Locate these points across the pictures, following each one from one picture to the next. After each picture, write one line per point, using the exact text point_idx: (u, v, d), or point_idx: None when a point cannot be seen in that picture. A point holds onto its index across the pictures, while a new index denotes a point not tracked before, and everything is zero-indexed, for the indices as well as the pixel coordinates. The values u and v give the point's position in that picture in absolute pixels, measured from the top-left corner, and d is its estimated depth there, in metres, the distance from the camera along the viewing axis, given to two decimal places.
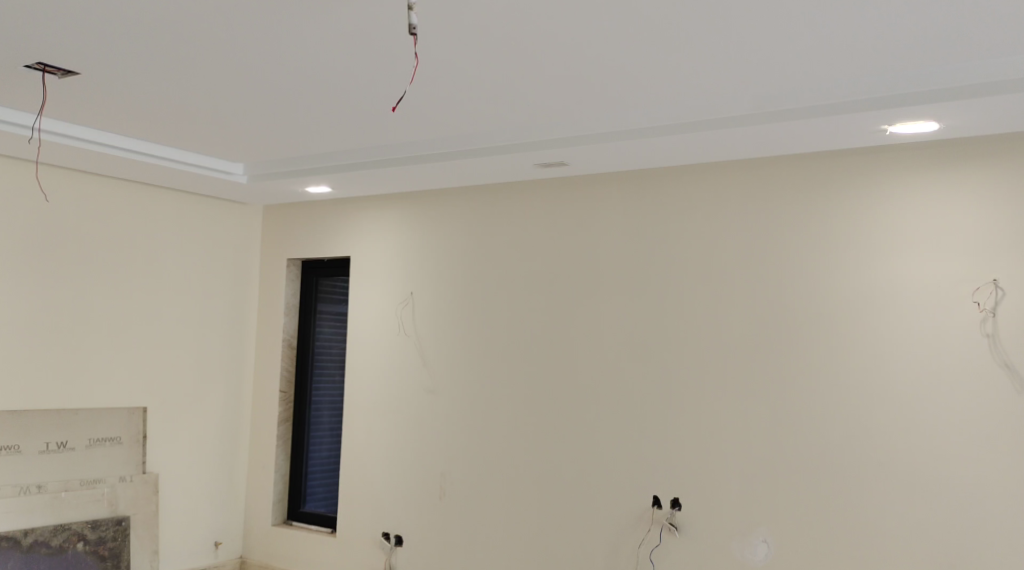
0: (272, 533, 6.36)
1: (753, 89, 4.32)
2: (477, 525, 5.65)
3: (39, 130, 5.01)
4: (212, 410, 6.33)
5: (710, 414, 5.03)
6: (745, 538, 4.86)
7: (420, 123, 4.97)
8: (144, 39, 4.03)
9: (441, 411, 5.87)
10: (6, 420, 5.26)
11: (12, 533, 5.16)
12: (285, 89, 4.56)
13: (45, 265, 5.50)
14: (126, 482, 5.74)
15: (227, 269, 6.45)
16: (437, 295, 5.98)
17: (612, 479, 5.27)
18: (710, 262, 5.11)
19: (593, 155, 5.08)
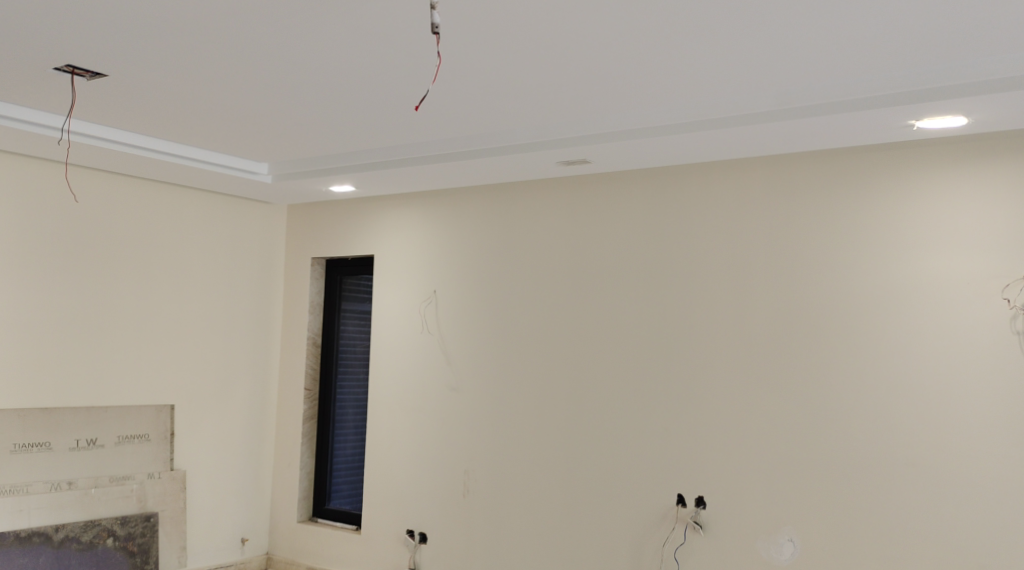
0: (295, 530, 5.55)
1: (783, 80, 3.48)
2: (491, 527, 4.79)
3: (69, 131, 4.25)
4: (239, 414, 5.54)
5: (750, 428, 4.14)
6: (771, 536, 4.05)
7: (386, 126, 4.17)
8: (59, 41, 3.32)
9: (426, 426, 5.09)
10: (32, 416, 4.60)
11: (44, 528, 4.55)
12: (214, 94, 3.81)
13: (61, 267, 4.78)
14: (155, 479, 5.04)
15: (252, 266, 5.66)
16: (412, 292, 5.25)
17: (635, 486, 4.39)
18: (749, 249, 4.21)
19: (621, 154, 4.19)
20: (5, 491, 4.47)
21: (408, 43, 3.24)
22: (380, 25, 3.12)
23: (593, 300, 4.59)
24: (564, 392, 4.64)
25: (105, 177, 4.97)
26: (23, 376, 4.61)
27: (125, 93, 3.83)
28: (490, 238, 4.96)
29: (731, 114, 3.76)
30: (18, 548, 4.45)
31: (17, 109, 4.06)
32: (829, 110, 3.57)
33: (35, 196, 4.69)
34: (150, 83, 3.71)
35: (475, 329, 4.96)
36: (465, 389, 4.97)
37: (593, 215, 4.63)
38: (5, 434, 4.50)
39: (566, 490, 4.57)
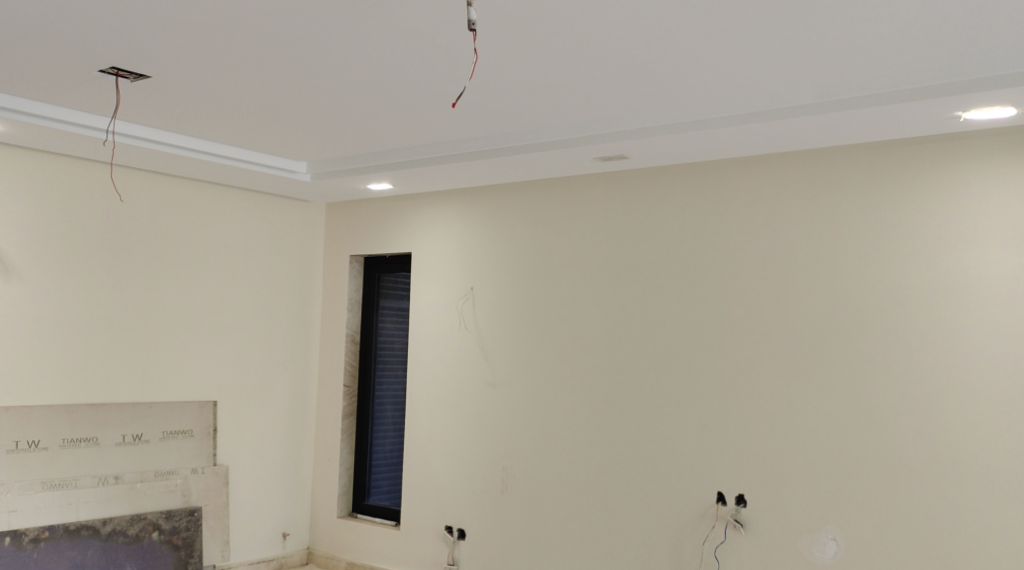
0: (335, 526, 5.60)
1: (822, 73, 3.45)
2: (530, 524, 4.80)
3: (114, 132, 4.34)
4: (279, 410, 5.61)
5: (790, 424, 4.11)
6: (813, 535, 4.02)
7: (422, 124, 4.20)
8: (105, 44, 3.38)
9: (464, 422, 5.11)
10: (80, 412, 4.70)
11: (92, 521, 4.64)
12: (254, 94, 3.87)
13: (106, 265, 4.87)
14: (199, 474, 5.12)
15: (292, 264, 5.73)
16: (452, 289, 5.27)
17: (674, 483, 4.38)
18: (789, 244, 4.18)
19: (659, 149, 4.19)
20: (55, 485, 4.57)
21: (442, 39, 3.26)
22: (413, 22, 3.13)
23: (631, 296, 4.59)
24: (603, 388, 4.64)
25: (148, 177, 5.05)
26: (70, 373, 4.71)
27: (168, 94, 3.90)
28: (527, 234, 4.98)
29: (771, 108, 3.73)
30: (67, 541, 4.55)
31: (62, 111, 4.14)
32: (872, 102, 3.54)
33: (82, 196, 4.78)
34: (191, 84, 3.77)
35: (513, 325, 4.98)
36: (502, 386, 4.99)
37: (630, 210, 4.63)
38: (54, 430, 4.60)
39: (603, 487, 4.58)
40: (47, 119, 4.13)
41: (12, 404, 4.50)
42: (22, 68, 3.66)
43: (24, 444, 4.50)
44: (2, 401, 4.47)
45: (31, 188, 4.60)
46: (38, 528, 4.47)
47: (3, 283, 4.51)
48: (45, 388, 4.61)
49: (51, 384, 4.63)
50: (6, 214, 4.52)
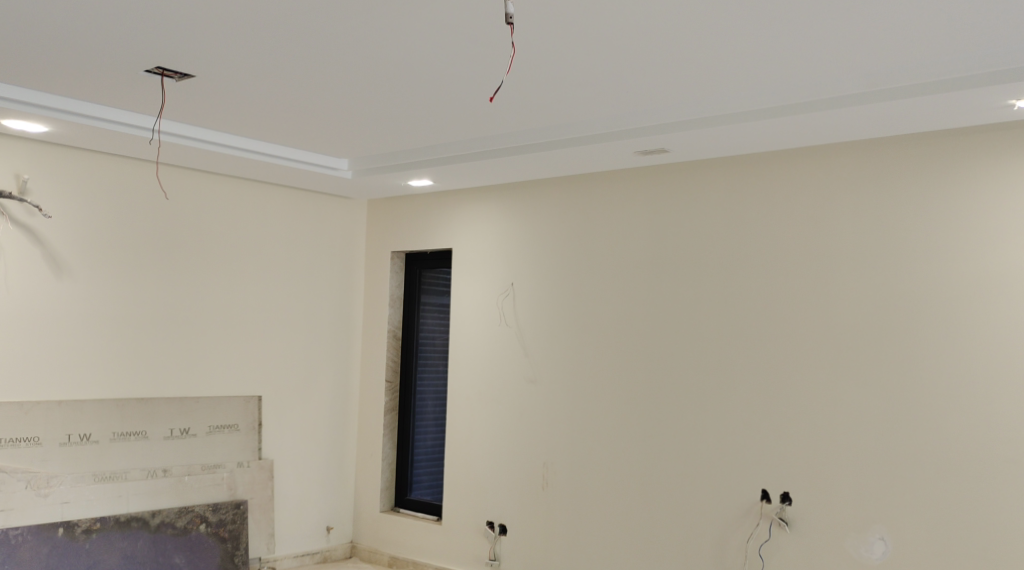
0: (377, 521, 5.66)
1: (866, 62, 3.41)
2: (572, 520, 4.80)
3: (159, 132, 4.42)
4: (323, 406, 5.67)
5: (834, 420, 4.08)
6: (859, 533, 3.98)
7: (463, 120, 4.23)
8: (152, 43, 3.45)
9: (506, 417, 5.14)
10: (129, 406, 4.80)
11: (141, 513, 4.74)
12: (298, 92, 3.93)
13: (153, 262, 4.97)
14: (244, 467, 5.20)
15: (334, 261, 5.79)
16: (493, 285, 5.29)
17: (717, 480, 4.37)
18: (832, 238, 4.14)
19: (700, 142, 4.17)
20: (105, 478, 4.67)
21: (484, 35, 3.28)
22: (455, 18, 3.16)
23: (673, 290, 4.58)
24: (644, 382, 4.63)
25: (194, 175, 5.14)
26: (119, 368, 4.81)
27: (212, 93, 3.96)
28: (568, 229, 4.98)
29: (814, 99, 3.70)
30: (118, 532, 4.64)
31: (110, 111, 4.23)
32: (918, 91, 3.50)
33: (130, 195, 4.88)
34: (235, 83, 3.84)
35: (553, 321, 4.99)
36: (543, 381, 5.00)
37: (672, 204, 4.62)
38: (104, 423, 4.71)
39: (645, 484, 4.57)
40: (95, 119, 4.22)
41: (64, 398, 4.61)
42: (71, 70, 3.74)
43: (76, 437, 4.60)
44: (55, 395, 4.58)
45: (80, 187, 4.70)
46: (90, 519, 4.57)
47: (55, 280, 4.62)
48: (97, 383, 4.72)
49: (101, 379, 4.74)
50: (56, 212, 4.63)
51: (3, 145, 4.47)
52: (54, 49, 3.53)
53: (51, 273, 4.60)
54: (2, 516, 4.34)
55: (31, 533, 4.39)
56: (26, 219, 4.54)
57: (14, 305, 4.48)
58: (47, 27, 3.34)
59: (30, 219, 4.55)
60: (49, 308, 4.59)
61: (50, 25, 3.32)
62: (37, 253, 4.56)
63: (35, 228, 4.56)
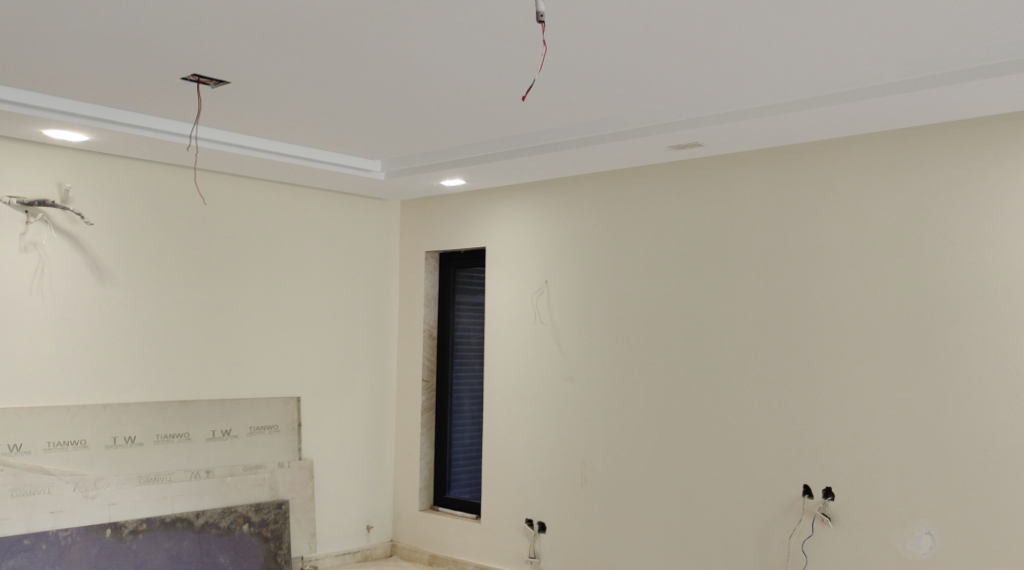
0: (417, 519, 5.70)
1: (900, 51, 3.38)
2: (611, 517, 4.81)
3: (197, 138, 4.49)
4: (361, 405, 5.73)
5: (875, 412, 4.04)
6: (903, 529, 3.94)
7: (495, 119, 4.25)
8: (189, 50, 3.49)
9: (543, 415, 5.15)
10: (172, 408, 4.89)
11: (186, 514, 4.81)
12: (331, 95, 3.97)
13: (193, 267, 5.04)
14: (285, 468, 5.26)
15: (369, 262, 5.84)
16: (528, 282, 5.30)
17: (757, 475, 4.35)
18: (869, 229, 4.10)
19: (733, 136, 4.15)
20: (150, 479, 4.75)
21: (517, 34, 3.30)
22: (488, 16, 3.17)
23: (707, 285, 4.57)
24: (680, 378, 4.63)
25: (230, 180, 5.21)
26: (161, 371, 4.89)
27: (248, 99, 4.02)
28: (601, 226, 4.98)
29: (849, 89, 3.67)
30: (164, 532, 4.71)
31: (148, 119, 4.31)
32: (956, 78, 3.46)
33: (168, 201, 4.95)
34: (270, 88, 3.89)
35: (588, 318, 5.00)
36: (579, 378, 5.01)
37: (706, 199, 4.60)
38: (148, 426, 4.79)
39: (685, 480, 4.57)
40: (133, 127, 4.30)
41: (109, 402, 4.69)
42: (111, 79, 3.81)
43: (121, 439, 4.69)
44: (100, 399, 4.67)
45: (121, 194, 4.79)
46: (136, 520, 4.65)
47: (98, 286, 4.70)
48: (139, 387, 4.80)
49: (143, 383, 4.82)
50: (98, 220, 4.71)
51: (45, 154, 4.55)
52: (94, 59, 3.60)
53: (94, 279, 4.69)
54: (51, 518, 4.43)
55: (80, 534, 4.47)
56: (69, 226, 4.62)
57: (58, 311, 4.57)
58: (87, 38, 3.40)
59: (73, 227, 4.64)
60: (93, 314, 4.68)
61: (92, 36, 3.39)
62: (80, 260, 4.65)
63: (78, 235, 4.65)
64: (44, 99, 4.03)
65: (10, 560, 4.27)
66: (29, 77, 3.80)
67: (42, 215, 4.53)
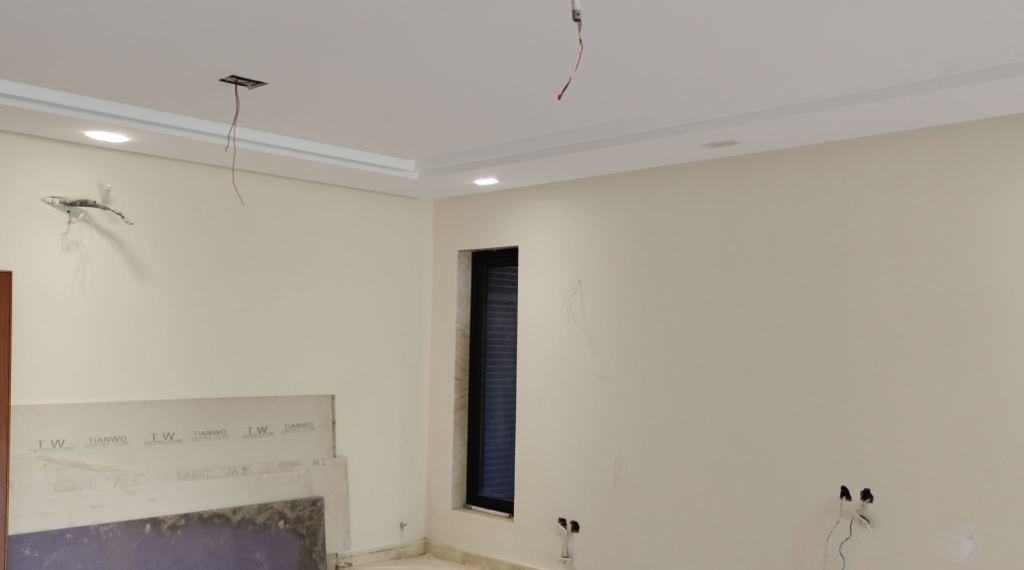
0: (450, 517, 5.73)
1: (941, 46, 3.34)
2: (645, 517, 4.80)
3: (234, 138, 4.54)
4: (395, 404, 5.76)
5: (914, 413, 4.01)
6: (942, 531, 3.90)
7: (529, 117, 4.26)
8: (227, 52, 3.54)
9: (576, 414, 5.15)
10: (209, 405, 4.95)
11: (223, 510, 4.87)
12: (367, 96, 4.00)
13: (230, 266, 5.10)
14: (320, 465, 5.31)
15: (403, 261, 5.88)
16: (561, 281, 5.30)
17: (793, 476, 4.32)
18: (907, 228, 4.06)
19: (769, 133, 4.13)
20: (188, 475, 4.82)
21: (552, 33, 3.31)
22: (523, 16, 3.18)
23: (741, 284, 4.55)
24: (715, 377, 4.61)
25: (266, 180, 5.26)
26: (198, 369, 4.95)
27: (285, 99, 4.06)
28: (635, 225, 4.97)
29: (887, 86, 3.64)
30: (202, 528, 4.78)
31: (186, 120, 4.37)
32: (996, 74, 3.42)
33: (206, 200, 5.02)
34: (307, 89, 3.93)
35: (622, 316, 4.99)
36: (613, 377, 5.00)
37: (741, 197, 4.58)
38: (186, 422, 4.85)
39: (719, 480, 4.55)
40: (172, 128, 4.36)
41: (149, 398, 4.76)
42: (151, 80, 3.86)
43: (160, 436, 4.75)
44: (140, 396, 4.74)
45: (160, 193, 4.86)
46: (175, 516, 4.71)
47: (137, 285, 4.77)
48: (177, 384, 4.87)
49: (181, 380, 4.89)
50: (138, 219, 4.78)
51: (86, 154, 4.63)
52: (134, 60, 3.65)
53: (134, 278, 4.76)
54: (92, 512, 4.50)
55: (120, 529, 4.55)
56: (110, 226, 4.70)
57: (99, 309, 4.64)
58: (129, 40, 3.46)
59: (113, 227, 4.71)
60: (133, 312, 4.75)
61: (134, 39, 3.44)
62: (120, 258, 4.72)
63: (118, 235, 4.72)
64: (85, 100, 4.10)
65: (52, 553, 4.35)
66: (72, 79, 3.87)
67: (83, 215, 4.60)
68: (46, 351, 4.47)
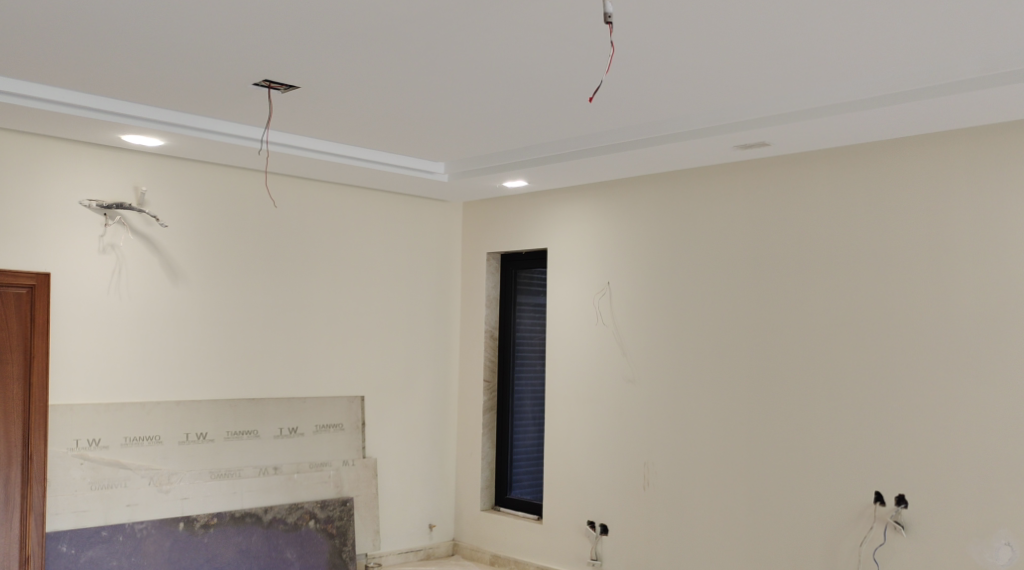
0: (479, 519, 5.74)
1: (977, 46, 3.31)
2: (674, 520, 4.79)
3: (267, 142, 4.59)
4: (424, 405, 5.79)
5: (949, 418, 3.97)
6: (980, 538, 3.86)
7: (559, 119, 4.27)
8: (261, 56, 3.58)
9: (605, 416, 5.15)
10: (242, 405, 5.00)
11: (255, 509, 4.92)
12: (398, 99, 4.03)
13: (262, 267, 5.16)
14: (350, 465, 5.34)
15: (432, 263, 5.91)
16: (591, 282, 5.30)
17: (824, 479, 4.30)
18: (942, 231, 4.03)
19: (801, 135, 4.11)
20: (221, 475, 4.87)
21: (584, 35, 3.31)
22: (554, 18, 3.19)
23: (772, 286, 4.53)
24: (745, 379, 4.59)
25: (298, 182, 5.31)
26: (230, 369, 5.01)
27: (318, 103, 4.10)
28: (665, 227, 4.96)
29: (921, 87, 3.61)
30: (234, 527, 4.83)
31: (219, 123, 4.42)
32: None
33: (238, 203, 5.07)
34: (339, 92, 3.97)
35: (651, 318, 4.98)
36: (642, 379, 5.00)
37: (771, 198, 4.57)
38: (219, 422, 4.91)
39: (749, 482, 4.53)
40: (206, 131, 4.42)
41: (182, 398, 4.82)
42: (186, 84, 3.91)
43: (193, 435, 4.81)
44: (173, 396, 4.80)
45: (193, 196, 4.92)
46: (208, 514, 4.77)
47: (171, 286, 4.83)
48: (210, 385, 4.93)
49: (214, 380, 4.94)
50: (172, 222, 4.84)
51: (122, 157, 4.70)
52: (170, 65, 3.70)
53: (168, 279, 4.82)
54: (128, 510, 4.56)
55: (155, 527, 4.61)
56: (145, 228, 4.76)
57: (133, 310, 4.70)
58: (165, 45, 3.51)
59: (148, 229, 4.77)
60: (167, 312, 4.81)
61: (170, 43, 3.49)
62: (155, 260, 4.78)
63: (153, 237, 4.79)
64: (122, 105, 4.17)
65: (89, 551, 4.42)
66: (109, 83, 3.93)
67: (119, 217, 4.67)
68: (83, 351, 4.53)
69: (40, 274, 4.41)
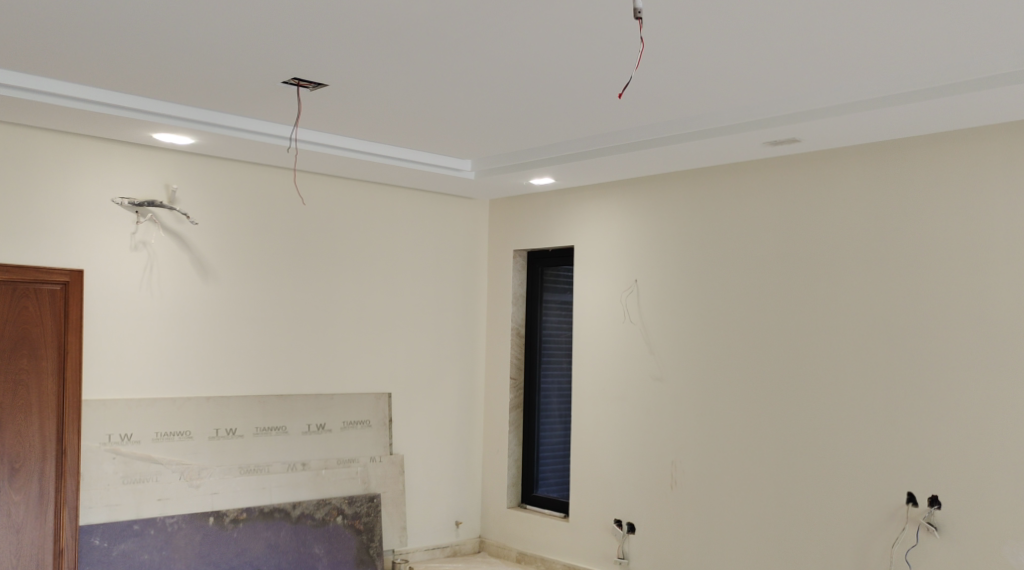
0: (506, 516, 5.75)
1: (1012, 41, 3.27)
2: (701, 518, 4.77)
3: (296, 140, 4.63)
4: (451, 402, 5.81)
5: (983, 418, 3.92)
6: (1015, 541, 3.81)
7: (586, 116, 4.26)
8: (291, 55, 3.61)
9: (632, 414, 5.14)
10: (270, 401, 5.04)
11: (284, 504, 4.97)
12: (426, 96, 4.05)
13: (290, 265, 5.19)
14: (377, 462, 5.37)
15: (459, 260, 5.92)
16: (618, 279, 5.29)
17: (854, 478, 4.27)
18: (975, 228, 3.98)
19: (829, 131, 4.08)
20: (250, 470, 4.91)
21: (613, 32, 3.31)
22: (583, 15, 3.19)
23: (800, 283, 4.50)
24: (773, 377, 4.57)
25: (326, 181, 5.35)
26: (259, 366, 5.05)
27: (347, 101, 4.12)
28: (692, 224, 4.95)
29: (952, 82, 3.57)
30: (263, 522, 4.88)
31: (248, 121, 4.46)
32: None
33: (267, 201, 5.11)
34: (368, 91, 3.99)
35: (678, 316, 4.97)
36: (669, 377, 4.98)
37: (800, 195, 4.54)
38: (248, 418, 4.95)
39: (777, 481, 4.51)
40: (235, 129, 4.46)
41: (211, 394, 4.87)
42: (216, 82, 3.95)
43: (222, 431, 4.86)
44: (203, 392, 4.85)
45: (223, 194, 4.96)
46: (237, 509, 4.82)
47: (201, 283, 4.88)
48: (239, 381, 4.97)
49: (243, 377, 4.99)
50: (202, 219, 4.89)
51: (153, 156, 4.75)
52: (201, 64, 3.74)
53: (198, 276, 4.87)
54: (159, 504, 4.62)
55: (185, 521, 4.66)
56: (176, 226, 4.81)
57: (164, 307, 4.75)
58: (197, 44, 3.55)
59: (179, 226, 4.82)
60: (196, 309, 4.85)
61: (203, 43, 3.53)
62: (185, 257, 4.83)
63: (184, 234, 4.84)
64: (153, 104, 4.22)
65: (121, 544, 4.47)
66: (140, 82, 3.97)
67: (150, 216, 4.72)
68: (114, 347, 4.59)
69: (73, 271, 4.47)
